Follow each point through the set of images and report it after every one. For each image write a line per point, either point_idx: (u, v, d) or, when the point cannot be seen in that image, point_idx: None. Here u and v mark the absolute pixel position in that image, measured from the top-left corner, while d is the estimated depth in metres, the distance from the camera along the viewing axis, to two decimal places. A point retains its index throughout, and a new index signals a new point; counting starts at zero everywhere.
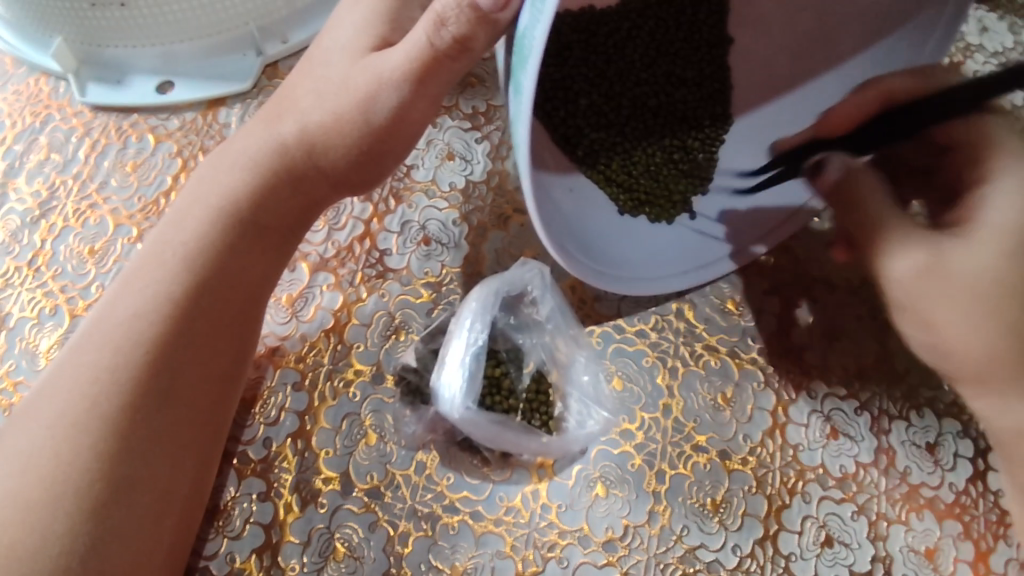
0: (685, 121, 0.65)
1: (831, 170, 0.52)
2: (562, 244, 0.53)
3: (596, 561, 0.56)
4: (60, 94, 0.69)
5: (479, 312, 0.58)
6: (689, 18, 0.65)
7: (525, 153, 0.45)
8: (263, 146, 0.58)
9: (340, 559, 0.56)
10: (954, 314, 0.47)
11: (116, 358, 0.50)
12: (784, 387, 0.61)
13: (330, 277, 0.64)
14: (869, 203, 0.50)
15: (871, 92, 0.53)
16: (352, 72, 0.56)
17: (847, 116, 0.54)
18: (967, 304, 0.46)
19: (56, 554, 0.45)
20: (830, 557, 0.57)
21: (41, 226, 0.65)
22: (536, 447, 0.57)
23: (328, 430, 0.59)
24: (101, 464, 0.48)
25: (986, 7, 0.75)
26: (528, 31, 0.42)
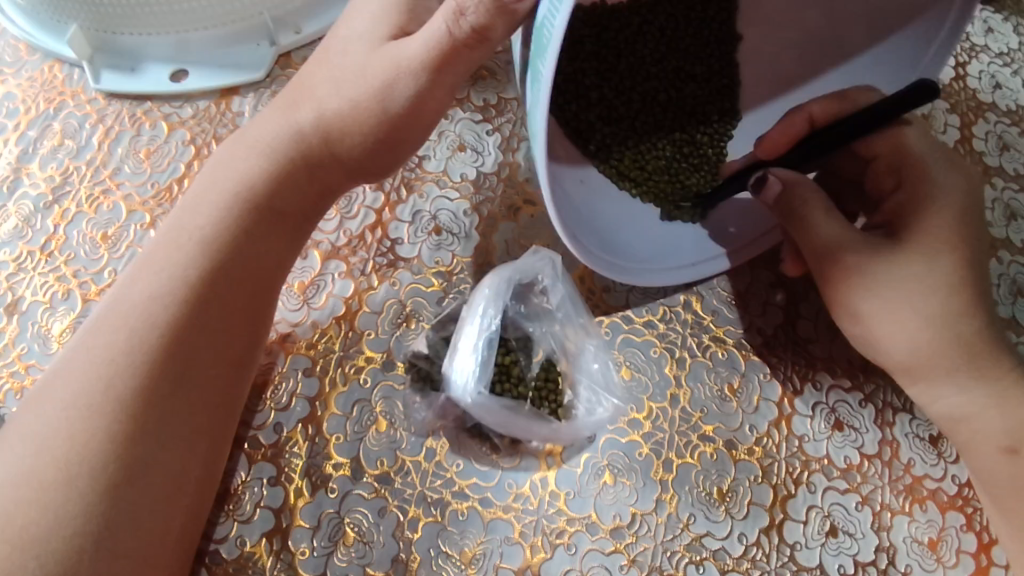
0: (693, 116, 0.66)
1: (772, 184, 0.57)
2: (575, 234, 0.54)
3: (604, 548, 0.57)
4: (74, 81, 0.70)
5: (491, 299, 0.59)
6: (699, 14, 0.66)
7: (541, 141, 0.45)
8: (281, 132, 0.58)
9: (349, 544, 0.56)
10: (901, 307, 0.54)
11: (132, 341, 0.51)
12: (789, 378, 0.62)
13: (341, 265, 0.64)
14: (807, 212, 0.55)
15: (797, 117, 0.59)
16: (370, 61, 0.56)
17: (779, 142, 0.60)
18: (902, 299, 0.54)
19: (71, 533, 0.46)
20: (834, 546, 0.58)
21: (54, 211, 0.66)
22: (546, 432, 0.58)
23: (339, 416, 0.59)
24: (115, 446, 0.48)
25: (991, 8, 0.76)
26: (546, 22, 0.43)
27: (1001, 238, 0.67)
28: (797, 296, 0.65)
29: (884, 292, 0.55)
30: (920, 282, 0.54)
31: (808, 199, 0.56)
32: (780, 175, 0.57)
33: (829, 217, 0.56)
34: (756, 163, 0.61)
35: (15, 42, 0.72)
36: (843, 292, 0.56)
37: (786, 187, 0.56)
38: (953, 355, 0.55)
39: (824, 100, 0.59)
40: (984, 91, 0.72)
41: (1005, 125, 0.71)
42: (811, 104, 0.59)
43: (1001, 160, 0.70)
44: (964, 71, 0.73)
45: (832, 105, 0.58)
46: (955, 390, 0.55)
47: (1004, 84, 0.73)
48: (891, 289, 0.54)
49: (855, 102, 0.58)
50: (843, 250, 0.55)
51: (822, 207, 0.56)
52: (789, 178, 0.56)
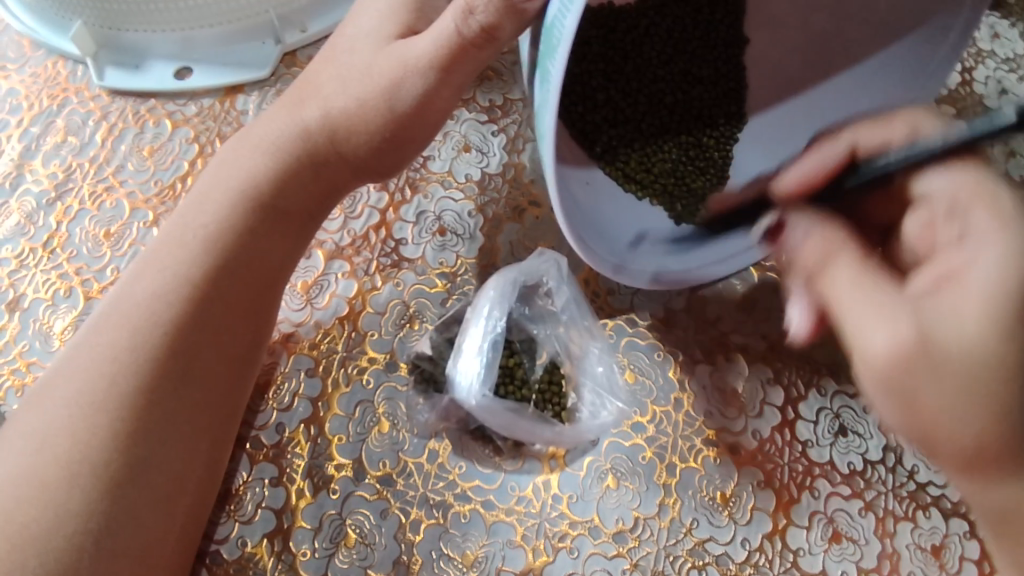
0: (700, 119, 0.66)
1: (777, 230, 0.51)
2: (582, 235, 0.53)
3: (606, 552, 0.57)
4: (77, 78, 0.70)
5: (496, 300, 0.59)
6: (706, 17, 0.67)
7: (550, 142, 0.45)
8: (287, 130, 0.58)
9: (351, 545, 0.56)
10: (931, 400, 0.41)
11: (135, 339, 0.51)
12: (794, 383, 0.62)
13: (345, 266, 0.64)
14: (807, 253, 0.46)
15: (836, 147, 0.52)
16: (377, 60, 0.56)
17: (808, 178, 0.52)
18: (957, 381, 0.40)
19: (72, 531, 0.45)
20: (837, 553, 0.58)
21: (56, 208, 0.66)
22: (549, 436, 0.58)
23: (341, 417, 0.59)
24: (118, 445, 0.48)
25: (997, 13, 0.75)
26: (556, 21, 0.43)
27: None
28: None
29: (920, 379, 0.41)
30: (956, 371, 0.40)
31: (832, 260, 0.44)
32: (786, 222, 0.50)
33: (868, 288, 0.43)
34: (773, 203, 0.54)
35: (19, 38, 0.72)
36: (901, 371, 0.41)
37: (797, 241, 0.47)
38: (990, 460, 0.41)
39: (868, 133, 0.52)
40: (991, 97, 0.72)
41: None
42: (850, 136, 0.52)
43: (1007, 167, 0.70)
44: (970, 76, 0.73)
45: (877, 139, 0.51)
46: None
47: (1011, 89, 0.72)
48: (932, 376, 0.40)
49: (892, 138, 0.50)
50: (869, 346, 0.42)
51: (856, 259, 0.44)
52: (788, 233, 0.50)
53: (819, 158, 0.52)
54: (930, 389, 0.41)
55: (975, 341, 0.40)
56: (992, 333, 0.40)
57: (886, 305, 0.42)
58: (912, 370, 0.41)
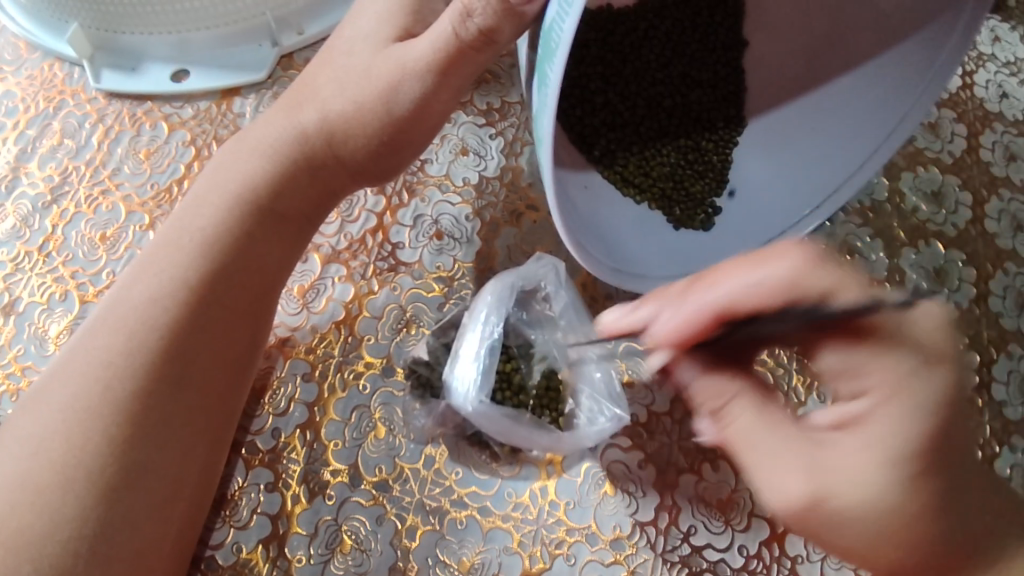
0: (699, 122, 0.66)
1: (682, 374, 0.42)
2: (580, 241, 0.53)
3: (603, 559, 0.56)
4: (74, 80, 0.69)
5: (493, 305, 0.58)
6: (706, 20, 0.66)
7: (548, 146, 0.45)
8: (284, 133, 0.58)
9: (346, 552, 0.55)
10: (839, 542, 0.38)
11: (130, 343, 0.50)
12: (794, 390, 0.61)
13: (342, 269, 0.64)
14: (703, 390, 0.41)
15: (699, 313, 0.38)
16: (374, 63, 0.56)
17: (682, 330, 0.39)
18: (866, 535, 0.37)
19: (66, 538, 0.45)
20: (836, 560, 0.57)
21: (52, 211, 0.65)
22: (547, 442, 0.57)
23: (337, 422, 0.59)
24: (112, 450, 0.47)
25: (998, 17, 0.75)
26: (555, 25, 0.42)
27: (1007, 248, 0.67)
28: None
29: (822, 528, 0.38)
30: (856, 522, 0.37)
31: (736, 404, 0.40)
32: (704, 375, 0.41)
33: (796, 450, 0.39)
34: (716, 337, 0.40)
35: (15, 40, 0.71)
36: (801, 519, 0.38)
37: (687, 382, 0.42)
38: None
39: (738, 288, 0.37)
40: (991, 101, 0.71)
41: (1012, 135, 0.71)
42: (724, 286, 0.37)
43: (1008, 171, 0.69)
44: (971, 80, 0.72)
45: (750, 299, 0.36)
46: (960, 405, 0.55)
47: (1011, 93, 0.72)
48: (832, 528, 0.38)
49: (812, 286, 0.35)
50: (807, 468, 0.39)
51: (750, 407, 0.40)
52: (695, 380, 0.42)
53: (693, 305, 0.38)
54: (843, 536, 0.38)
55: (866, 498, 0.37)
56: (881, 477, 0.36)
57: (796, 457, 0.39)
58: (812, 523, 0.39)
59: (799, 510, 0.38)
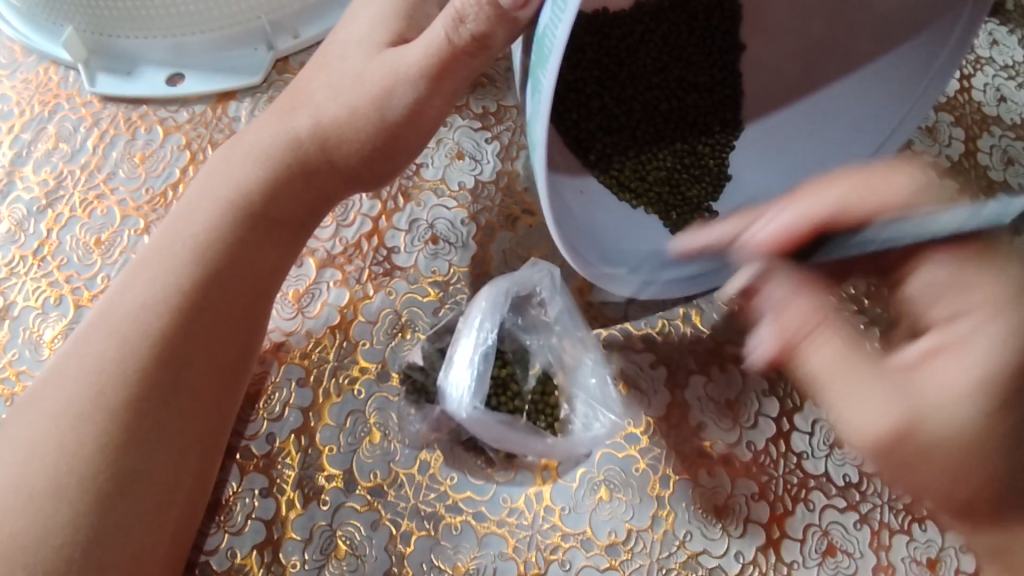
0: (695, 126, 0.66)
1: (787, 319, 0.44)
2: (575, 245, 0.53)
3: (599, 564, 0.56)
4: (69, 84, 0.69)
5: (488, 311, 0.58)
6: (702, 23, 0.66)
7: (541, 152, 0.45)
8: (278, 138, 0.57)
9: (341, 557, 0.55)
10: (930, 482, 0.41)
11: (123, 349, 0.50)
12: (790, 394, 0.61)
13: (337, 274, 0.64)
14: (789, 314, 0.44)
15: (809, 221, 0.44)
16: (368, 68, 0.56)
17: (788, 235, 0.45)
18: (948, 465, 0.40)
19: (58, 544, 0.45)
20: (832, 566, 0.57)
21: (47, 215, 0.65)
22: (541, 448, 0.57)
23: (332, 427, 0.59)
24: (105, 456, 0.47)
25: (996, 20, 0.75)
26: (548, 30, 0.42)
27: None
28: None
29: (905, 462, 0.41)
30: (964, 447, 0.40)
31: (817, 334, 0.43)
32: (805, 308, 0.44)
33: (840, 372, 0.42)
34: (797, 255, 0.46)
35: (10, 44, 0.71)
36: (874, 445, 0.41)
37: (771, 302, 0.45)
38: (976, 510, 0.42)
39: (820, 193, 0.44)
40: (989, 104, 0.71)
41: (1010, 138, 0.70)
42: (838, 190, 0.44)
43: (1006, 175, 0.69)
44: (968, 84, 0.72)
45: (867, 198, 0.43)
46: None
47: (1009, 97, 0.72)
48: (914, 458, 0.40)
49: None
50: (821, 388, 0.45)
51: (834, 346, 0.43)
52: (806, 329, 0.44)
53: (791, 214, 0.45)
54: (887, 461, 0.42)
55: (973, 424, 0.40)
56: (973, 406, 0.40)
57: (886, 392, 0.41)
58: (902, 452, 0.41)
59: (885, 445, 0.41)
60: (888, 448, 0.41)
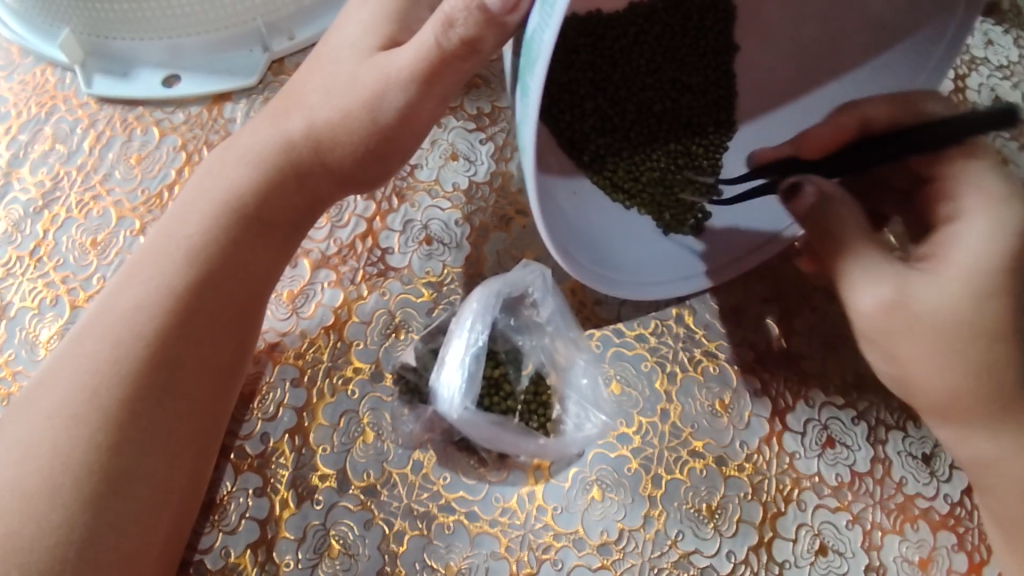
0: (688, 127, 0.65)
1: (807, 193, 0.52)
2: (566, 248, 0.53)
3: (590, 564, 0.56)
4: (66, 85, 0.70)
5: (479, 312, 0.59)
6: (696, 24, 0.66)
7: (530, 155, 0.45)
8: (271, 141, 0.58)
9: (334, 556, 0.56)
10: (922, 353, 0.48)
11: (116, 351, 0.51)
12: (781, 395, 0.62)
13: (331, 275, 0.64)
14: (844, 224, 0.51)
15: (846, 118, 0.54)
16: (361, 71, 0.56)
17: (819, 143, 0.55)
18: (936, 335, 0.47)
19: (51, 545, 0.45)
20: (823, 565, 0.57)
21: (44, 216, 0.66)
22: (534, 448, 0.58)
23: (326, 427, 0.59)
24: (99, 457, 0.48)
25: (992, 20, 0.75)
26: (536, 35, 0.42)
27: None
28: (792, 309, 0.64)
29: (903, 333, 0.48)
30: (954, 329, 0.47)
31: (843, 217, 0.51)
32: (818, 185, 0.52)
33: (865, 237, 0.50)
34: (793, 161, 0.56)
35: (8, 45, 0.71)
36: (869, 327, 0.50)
37: (803, 211, 0.53)
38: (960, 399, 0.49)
39: (877, 100, 0.53)
40: (984, 105, 0.71)
41: (1004, 138, 0.70)
42: (865, 106, 0.53)
43: None
44: (963, 84, 0.72)
45: (883, 105, 0.52)
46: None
47: (1004, 96, 0.72)
48: (909, 329, 0.48)
49: None
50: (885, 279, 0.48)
51: (858, 228, 0.51)
52: (828, 191, 0.52)
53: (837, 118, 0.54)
54: (886, 336, 0.49)
55: (965, 308, 0.46)
56: (961, 289, 0.46)
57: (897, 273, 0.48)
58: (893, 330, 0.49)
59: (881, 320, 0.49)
60: (887, 320, 0.48)
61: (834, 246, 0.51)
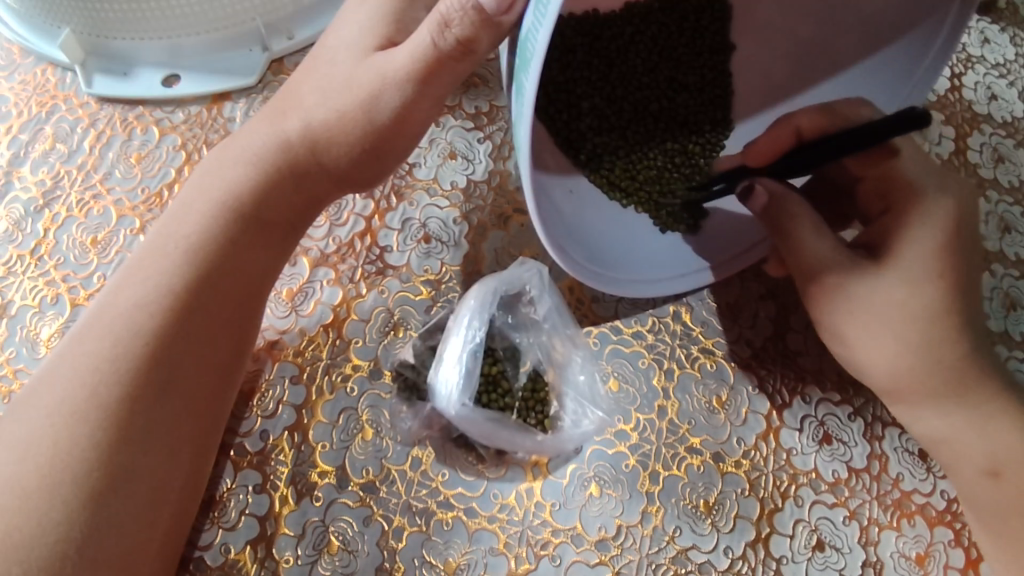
0: (685, 126, 0.65)
1: (758, 194, 0.56)
2: (562, 245, 0.53)
3: (588, 560, 0.57)
4: (66, 85, 0.70)
5: (477, 310, 0.59)
6: (693, 24, 0.66)
7: (525, 154, 0.45)
8: (269, 141, 0.58)
9: (333, 553, 0.56)
10: (867, 337, 0.54)
11: (116, 349, 0.51)
12: (779, 391, 0.62)
13: (330, 273, 0.64)
14: (800, 220, 0.54)
15: (783, 129, 0.58)
16: (357, 71, 0.56)
17: (765, 152, 0.59)
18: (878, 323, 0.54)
19: (51, 542, 0.46)
20: (820, 561, 0.57)
21: (44, 215, 0.66)
22: (531, 445, 0.58)
23: (325, 424, 0.59)
24: (98, 454, 0.48)
25: (988, 18, 0.75)
26: (530, 34, 0.43)
27: (996, 250, 0.66)
28: (788, 307, 0.64)
29: (853, 317, 0.54)
30: (894, 314, 0.53)
31: (797, 214, 0.54)
32: (767, 186, 0.56)
33: (816, 232, 0.54)
34: (741, 171, 0.60)
35: (8, 45, 0.72)
36: (828, 314, 0.56)
37: (762, 205, 0.56)
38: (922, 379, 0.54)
39: (808, 111, 0.58)
40: (980, 102, 0.72)
41: (1001, 136, 0.71)
42: (796, 118, 0.58)
43: (996, 173, 0.69)
44: (959, 82, 0.72)
45: (813, 116, 0.57)
46: (931, 407, 0.55)
47: (1000, 95, 0.72)
48: (858, 317, 0.54)
49: None
50: (827, 269, 0.54)
51: (809, 223, 0.54)
52: (776, 191, 0.56)
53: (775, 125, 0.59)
54: (838, 319, 0.55)
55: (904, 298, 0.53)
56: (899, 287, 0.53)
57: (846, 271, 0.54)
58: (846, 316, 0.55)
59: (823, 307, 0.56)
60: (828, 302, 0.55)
61: (791, 240, 0.55)
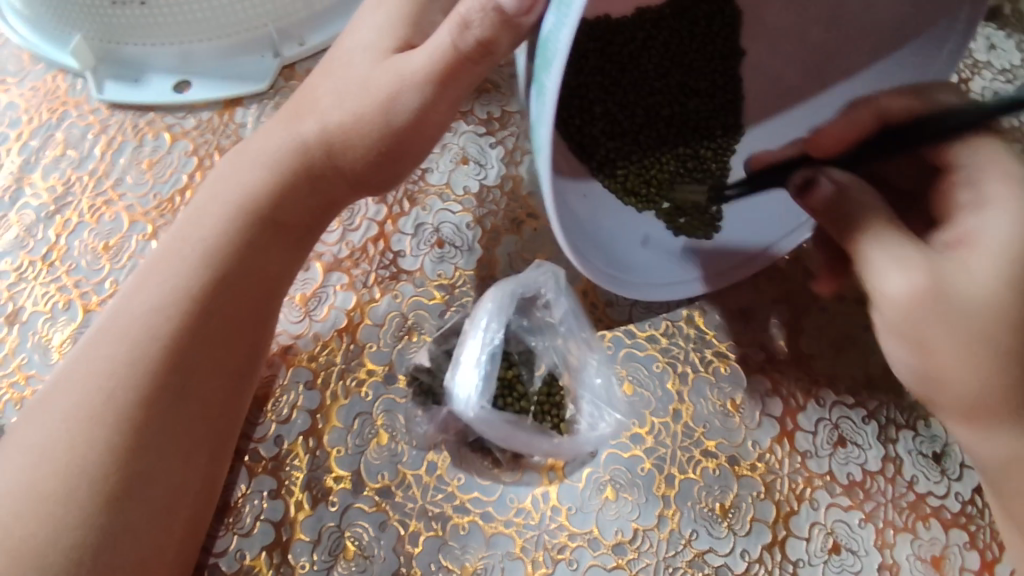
0: (696, 132, 0.66)
1: (822, 185, 0.50)
2: (579, 248, 0.53)
3: (605, 563, 0.57)
4: (77, 91, 0.70)
5: (494, 312, 0.59)
6: (703, 29, 0.66)
7: (546, 154, 0.45)
8: (284, 145, 0.58)
9: (350, 558, 0.56)
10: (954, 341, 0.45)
11: (132, 353, 0.51)
12: (792, 395, 0.62)
13: (343, 278, 0.64)
14: (868, 211, 0.47)
15: (866, 112, 0.52)
16: (374, 75, 0.57)
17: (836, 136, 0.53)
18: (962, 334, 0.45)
19: (69, 546, 0.45)
20: (837, 564, 0.57)
21: (56, 221, 0.66)
22: (548, 447, 0.58)
23: (340, 429, 0.59)
24: (115, 458, 0.48)
25: (994, 24, 0.76)
26: (552, 34, 0.43)
27: None
28: (802, 310, 0.64)
29: (938, 322, 0.45)
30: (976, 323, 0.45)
31: (866, 204, 0.48)
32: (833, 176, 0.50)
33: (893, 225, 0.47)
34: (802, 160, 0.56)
35: (18, 51, 0.72)
36: (907, 317, 0.46)
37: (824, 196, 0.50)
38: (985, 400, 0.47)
39: (895, 94, 0.52)
40: None
41: None
42: (882, 100, 0.52)
43: None
44: (967, 87, 0.73)
45: (902, 99, 0.51)
46: (1014, 435, 0.47)
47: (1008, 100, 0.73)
48: (944, 323, 0.45)
49: None
50: (900, 265, 0.45)
51: (884, 217, 0.47)
52: (844, 181, 0.49)
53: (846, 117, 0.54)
54: (920, 323, 0.45)
55: (991, 295, 0.45)
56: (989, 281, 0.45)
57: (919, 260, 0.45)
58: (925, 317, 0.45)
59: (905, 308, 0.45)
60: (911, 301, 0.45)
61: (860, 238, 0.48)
